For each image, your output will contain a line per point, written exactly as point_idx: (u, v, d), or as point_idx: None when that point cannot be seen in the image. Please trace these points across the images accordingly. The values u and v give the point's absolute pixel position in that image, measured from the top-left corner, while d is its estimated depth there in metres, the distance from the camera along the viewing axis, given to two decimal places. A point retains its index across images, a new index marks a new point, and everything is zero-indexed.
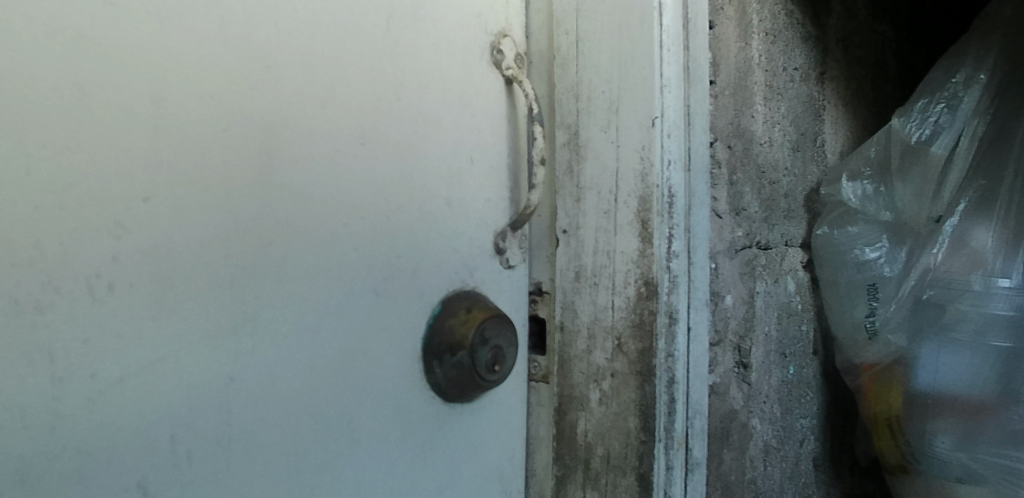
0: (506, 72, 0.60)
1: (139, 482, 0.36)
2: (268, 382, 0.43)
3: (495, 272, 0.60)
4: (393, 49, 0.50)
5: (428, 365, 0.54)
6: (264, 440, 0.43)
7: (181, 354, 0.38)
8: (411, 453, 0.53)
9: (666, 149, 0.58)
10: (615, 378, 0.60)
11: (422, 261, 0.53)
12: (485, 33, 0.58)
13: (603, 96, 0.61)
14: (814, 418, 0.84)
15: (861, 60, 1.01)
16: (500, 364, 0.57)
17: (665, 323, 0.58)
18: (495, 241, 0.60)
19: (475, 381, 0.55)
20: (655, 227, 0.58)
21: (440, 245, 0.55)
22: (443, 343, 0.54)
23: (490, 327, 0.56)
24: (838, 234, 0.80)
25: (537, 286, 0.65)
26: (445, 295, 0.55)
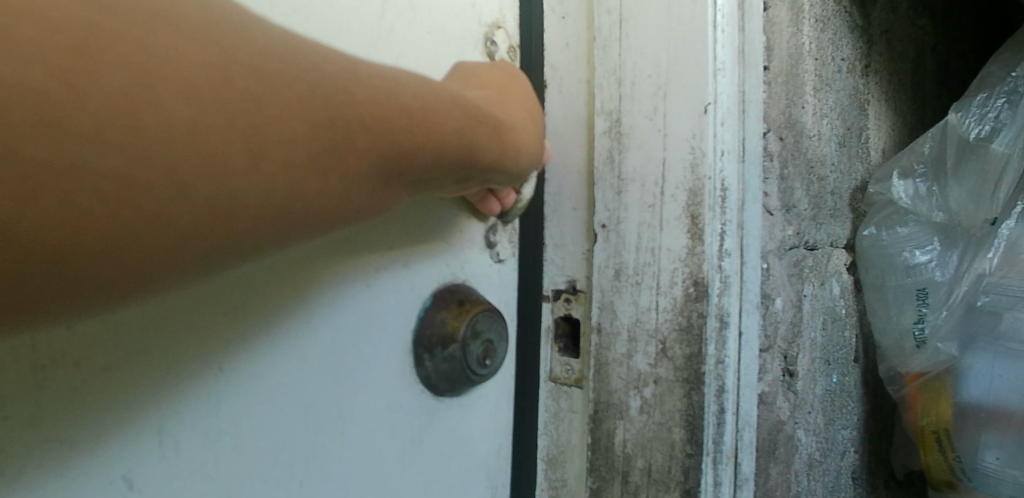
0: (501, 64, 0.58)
1: (123, 475, 0.35)
2: (261, 376, 0.41)
3: (484, 264, 0.58)
4: (388, 36, 0.48)
5: (418, 358, 0.52)
6: (258, 430, 0.41)
7: (173, 348, 0.37)
8: (397, 450, 0.50)
9: (719, 137, 0.54)
10: (658, 385, 0.55)
11: (421, 259, 0.52)
12: (481, 22, 0.56)
13: (649, 81, 0.56)
14: (855, 430, 0.80)
15: (903, 54, 0.96)
16: (491, 359, 0.56)
17: (715, 328, 0.54)
18: (484, 234, 0.58)
19: (465, 375, 0.54)
20: (706, 223, 0.53)
21: (443, 244, 0.54)
22: (434, 336, 0.52)
23: (482, 320, 0.55)
24: (887, 234, 0.75)
25: (571, 284, 0.62)
26: (436, 288, 0.53)
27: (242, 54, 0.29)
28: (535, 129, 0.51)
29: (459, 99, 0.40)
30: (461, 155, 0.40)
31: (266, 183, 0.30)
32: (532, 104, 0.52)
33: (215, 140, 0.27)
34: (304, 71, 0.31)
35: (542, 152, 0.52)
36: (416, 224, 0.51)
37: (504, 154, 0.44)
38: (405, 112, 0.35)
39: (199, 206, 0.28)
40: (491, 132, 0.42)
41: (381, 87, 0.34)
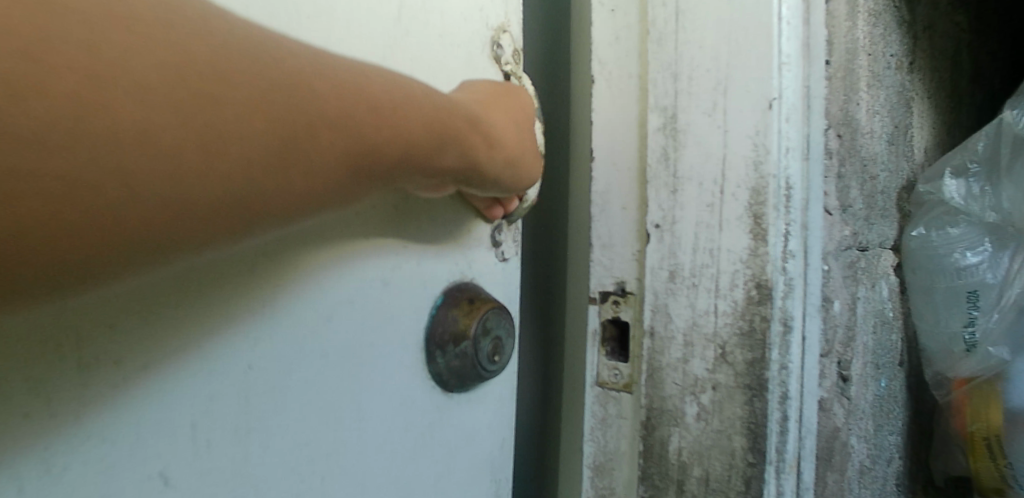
0: (506, 67, 0.57)
1: (160, 472, 0.35)
2: (285, 372, 0.41)
3: (489, 263, 0.57)
4: (402, 41, 0.48)
5: (430, 354, 0.51)
6: (285, 427, 0.41)
7: (201, 345, 0.36)
8: (410, 444, 0.50)
9: (784, 134, 0.52)
10: (717, 391, 0.53)
11: (423, 252, 0.50)
12: (486, 27, 0.56)
13: (707, 75, 0.54)
14: (900, 436, 0.78)
15: (943, 51, 0.94)
16: (498, 355, 0.55)
17: (779, 332, 0.52)
18: (492, 233, 0.57)
19: (475, 371, 0.53)
20: (770, 223, 0.51)
21: (446, 238, 0.53)
22: (446, 333, 0.51)
23: (493, 317, 0.54)
24: (937, 235, 0.73)
25: (620, 286, 0.60)
26: (446, 285, 0.53)
27: (232, 48, 0.29)
28: (515, 133, 0.50)
29: (427, 93, 0.40)
30: (440, 155, 0.41)
31: (249, 181, 0.29)
32: (512, 108, 0.52)
33: (200, 141, 0.27)
34: (273, 61, 0.30)
35: (524, 156, 0.51)
36: (422, 214, 0.50)
37: (473, 155, 0.44)
38: (371, 105, 0.34)
39: (199, 204, 0.28)
40: (458, 130, 0.42)
41: (347, 79, 0.34)
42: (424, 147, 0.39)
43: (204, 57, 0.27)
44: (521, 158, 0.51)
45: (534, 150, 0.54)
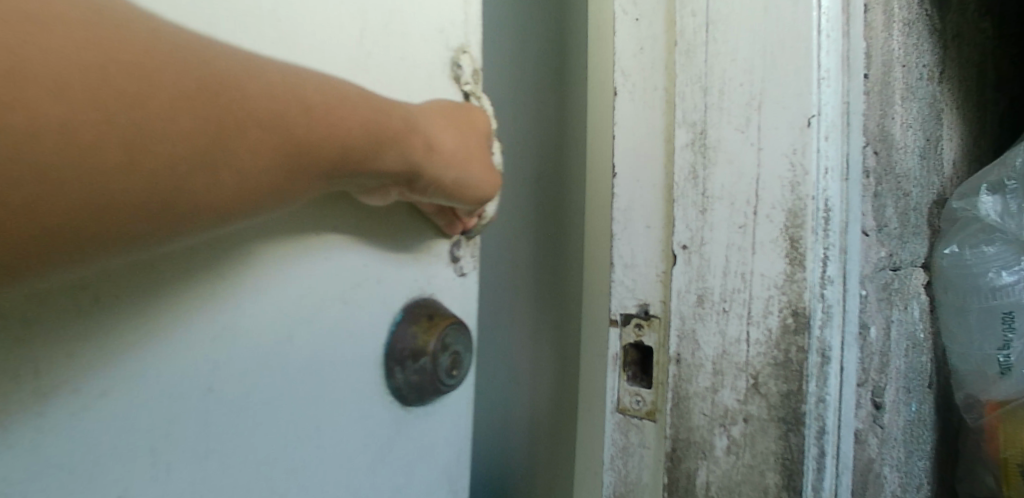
0: (466, 86, 0.56)
1: (118, 496, 0.36)
2: (246, 392, 0.41)
3: (448, 280, 0.56)
4: (365, 63, 0.47)
5: (389, 370, 0.50)
6: (247, 447, 0.42)
7: (158, 366, 0.37)
8: (366, 464, 0.49)
9: (823, 153, 0.49)
10: (748, 424, 0.51)
11: (376, 255, 0.49)
12: (446, 49, 0.54)
13: (740, 89, 0.51)
14: (928, 460, 0.75)
15: (971, 59, 0.91)
16: (459, 370, 0.54)
17: (816, 363, 0.49)
18: (450, 249, 0.56)
19: (435, 387, 0.52)
20: (808, 247, 0.48)
21: (402, 243, 0.51)
22: (405, 348, 0.51)
23: (453, 332, 0.53)
24: (970, 254, 0.70)
25: (642, 308, 0.57)
26: (406, 303, 0.52)
27: (163, 51, 0.30)
28: (463, 140, 0.49)
29: (363, 94, 0.40)
30: (385, 154, 0.41)
31: (181, 185, 0.30)
32: (463, 116, 0.51)
33: (127, 145, 0.28)
34: (202, 63, 0.31)
35: (476, 163, 0.50)
36: (374, 222, 0.49)
37: (413, 158, 0.44)
38: (301, 103, 0.35)
39: (131, 206, 0.29)
40: (398, 132, 0.42)
41: (275, 78, 0.34)
42: (360, 146, 0.39)
43: (126, 60, 0.28)
44: (471, 169, 0.50)
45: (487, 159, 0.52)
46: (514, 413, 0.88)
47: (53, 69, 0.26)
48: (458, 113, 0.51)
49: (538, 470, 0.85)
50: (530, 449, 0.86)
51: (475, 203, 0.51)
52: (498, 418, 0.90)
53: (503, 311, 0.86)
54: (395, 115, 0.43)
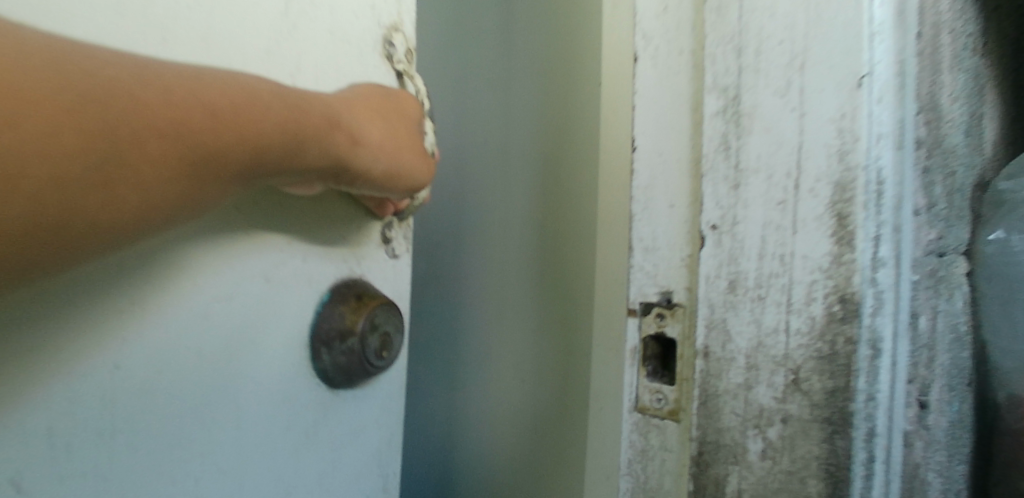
0: (397, 66, 0.60)
1: (12, 478, 0.38)
2: (156, 375, 0.44)
3: (380, 260, 0.59)
4: (290, 33, 0.50)
5: (315, 351, 0.53)
6: (156, 427, 0.44)
7: (61, 356, 0.39)
8: (290, 444, 0.52)
9: (876, 117, 0.43)
10: (787, 425, 0.45)
11: (298, 240, 0.52)
12: (378, 25, 0.58)
13: (778, 49, 0.45)
14: (968, 465, 0.69)
15: (1011, 34, 0.85)
16: (388, 351, 0.56)
17: (866, 357, 0.43)
18: (382, 231, 0.60)
19: (362, 368, 0.54)
20: (858, 225, 0.43)
21: (328, 230, 0.54)
22: (332, 329, 0.53)
23: (381, 313, 0.55)
24: (1018, 240, 0.64)
25: (665, 296, 0.51)
26: (334, 282, 0.55)
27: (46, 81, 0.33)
28: (390, 133, 0.51)
29: (271, 95, 0.42)
30: (299, 155, 0.43)
31: (72, 200, 0.34)
32: (392, 109, 0.53)
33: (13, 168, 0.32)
34: (85, 85, 0.34)
35: (403, 153, 0.52)
36: (315, 205, 0.53)
37: (337, 154, 0.46)
38: (208, 111, 0.38)
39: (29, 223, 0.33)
40: (321, 131, 0.44)
41: (179, 87, 0.37)
42: (275, 146, 0.41)
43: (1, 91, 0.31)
44: (400, 160, 0.52)
45: (416, 150, 0.54)
46: (509, 380, 0.90)
47: (3, 109, 0.31)
48: (386, 105, 0.52)
49: (535, 437, 0.87)
50: (523, 416, 0.88)
51: (405, 193, 0.54)
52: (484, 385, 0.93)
53: (484, 282, 0.91)
54: (311, 112, 0.44)
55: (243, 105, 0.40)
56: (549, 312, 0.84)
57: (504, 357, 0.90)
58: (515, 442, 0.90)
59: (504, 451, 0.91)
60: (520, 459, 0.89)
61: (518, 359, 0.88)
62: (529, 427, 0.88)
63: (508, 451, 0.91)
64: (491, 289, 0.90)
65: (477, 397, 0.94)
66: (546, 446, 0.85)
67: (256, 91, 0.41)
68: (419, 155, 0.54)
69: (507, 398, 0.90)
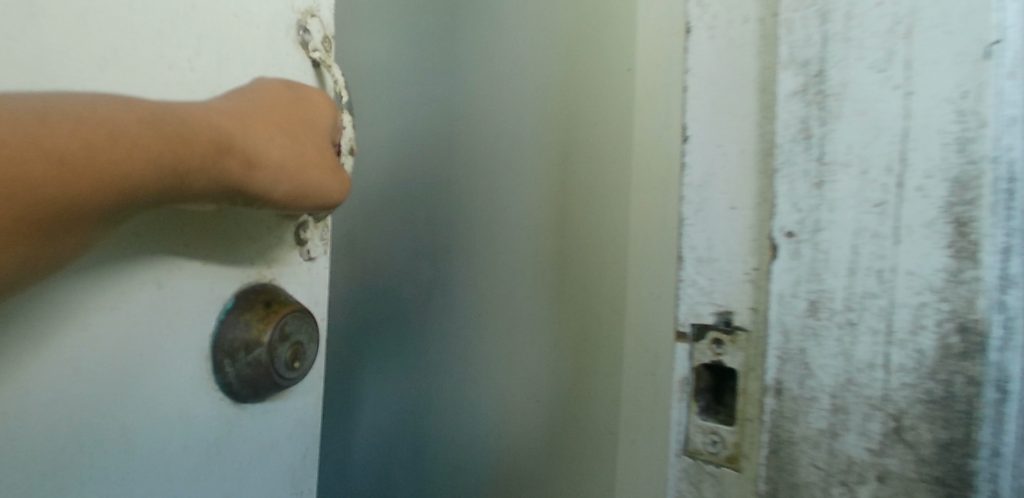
0: (313, 53, 0.53)
1: None
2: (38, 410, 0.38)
3: (293, 263, 0.53)
4: (190, 14, 0.44)
5: (218, 363, 0.47)
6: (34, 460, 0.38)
7: None
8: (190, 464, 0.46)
9: (1007, 94, 0.33)
10: (885, 485, 0.36)
11: (199, 252, 0.46)
12: (290, 9, 0.51)
13: (877, 10, 0.36)
14: None
15: None
16: (301, 361, 0.50)
17: (994, 403, 0.34)
18: (296, 230, 0.53)
19: (271, 381, 0.48)
20: (984, 233, 0.33)
21: (234, 239, 0.48)
22: (236, 340, 0.47)
23: (293, 321, 0.49)
24: None
25: (724, 318, 0.42)
26: (239, 288, 0.49)
27: None
28: (297, 146, 0.45)
29: (144, 118, 0.36)
30: (184, 186, 0.38)
31: None
32: (296, 116, 0.46)
33: None
34: None
35: (311, 170, 0.46)
36: (214, 217, 0.47)
37: (226, 180, 0.40)
38: (54, 155, 0.33)
39: None
40: (203, 157, 0.39)
41: (19, 134, 0.32)
42: (144, 185, 0.36)
43: None
44: (307, 178, 0.45)
45: (330, 164, 0.48)
46: (507, 367, 0.78)
47: None
48: (295, 108, 0.46)
49: (550, 423, 0.76)
50: (528, 405, 0.77)
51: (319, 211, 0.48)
52: (473, 381, 0.80)
53: (472, 256, 0.79)
54: (200, 134, 0.39)
55: (108, 138, 0.35)
56: (556, 277, 0.74)
57: (500, 344, 0.78)
58: (520, 437, 0.78)
59: (504, 451, 0.79)
60: (534, 455, 0.78)
61: (518, 342, 0.77)
62: (538, 416, 0.77)
63: (515, 453, 0.79)
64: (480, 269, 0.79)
65: (465, 398, 0.81)
66: (561, 429, 0.75)
67: (126, 116, 0.36)
68: (336, 169, 0.49)
69: (508, 390, 0.78)
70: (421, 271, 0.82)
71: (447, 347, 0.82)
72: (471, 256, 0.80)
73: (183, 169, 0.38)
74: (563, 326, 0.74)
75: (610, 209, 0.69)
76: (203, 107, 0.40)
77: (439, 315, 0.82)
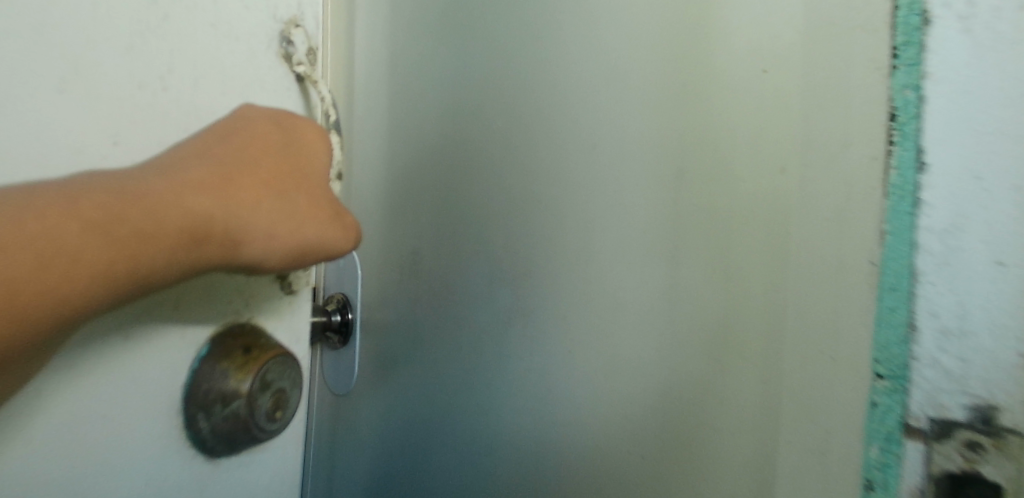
0: (297, 68, 0.58)
1: None
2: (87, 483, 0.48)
3: (278, 301, 0.59)
4: (154, 31, 0.49)
5: (191, 416, 0.53)
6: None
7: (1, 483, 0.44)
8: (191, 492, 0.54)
9: None
10: None
11: (177, 314, 0.52)
12: (273, 19, 0.57)
13: None
14: None
15: None
16: (282, 409, 0.56)
17: None
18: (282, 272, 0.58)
19: (249, 434, 0.54)
20: None
21: (207, 300, 0.53)
22: (212, 391, 0.53)
23: (274, 368, 0.55)
24: None
25: (978, 415, 0.38)
26: (215, 335, 0.54)
27: None
28: (286, 210, 0.50)
29: (116, 213, 0.41)
30: (180, 270, 0.44)
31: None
32: (285, 171, 0.51)
33: None
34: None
35: (306, 226, 0.51)
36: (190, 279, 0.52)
37: (208, 260, 0.46)
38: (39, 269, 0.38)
39: None
40: (173, 246, 0.43)
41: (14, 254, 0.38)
42: (105, 286, 0.41)
43: None
44: (304, 235, 0.51)
45: (325, 218, 0.53)
46: (651, 314, 0.61)
47: None
48: (285, 176, 0.51)
49: (678, 397, 0.58)
50: (663, 364, 0.59)
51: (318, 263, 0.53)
52: (596, 330, 0.65)
53: (585, 189, 0.65)
54: (195, 222, 0.44)
55: (97, 238, 0.40)
56: (698, 189, 0.57)
57: (638, 278, 0.62)
58: (636, 410, 0.61)
59: (610, 436, 0.63)
60: (648, 439, 0.60)
61: (659, 274, 0.60)
62: (664, 383, 0.59)
63: (634, 435, 0.61)
64: (622, 185, 0.63)
65: (580, 358, 0.66)
66: (669, 445, 0.59)
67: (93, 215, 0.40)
68: (330, 224, 0.53)
69: (641, 345, 0.61)
70: (537, 204, 0.69)
71: (568, 288, 0.67)
72: (603, 164, 0.64)
73: (173, 255, 0.43)
74: (708, 258, 0.56)
75: (794, 112, 0.51)
76: (200, 187, 0.45)
77: (552, 260, 0.68)
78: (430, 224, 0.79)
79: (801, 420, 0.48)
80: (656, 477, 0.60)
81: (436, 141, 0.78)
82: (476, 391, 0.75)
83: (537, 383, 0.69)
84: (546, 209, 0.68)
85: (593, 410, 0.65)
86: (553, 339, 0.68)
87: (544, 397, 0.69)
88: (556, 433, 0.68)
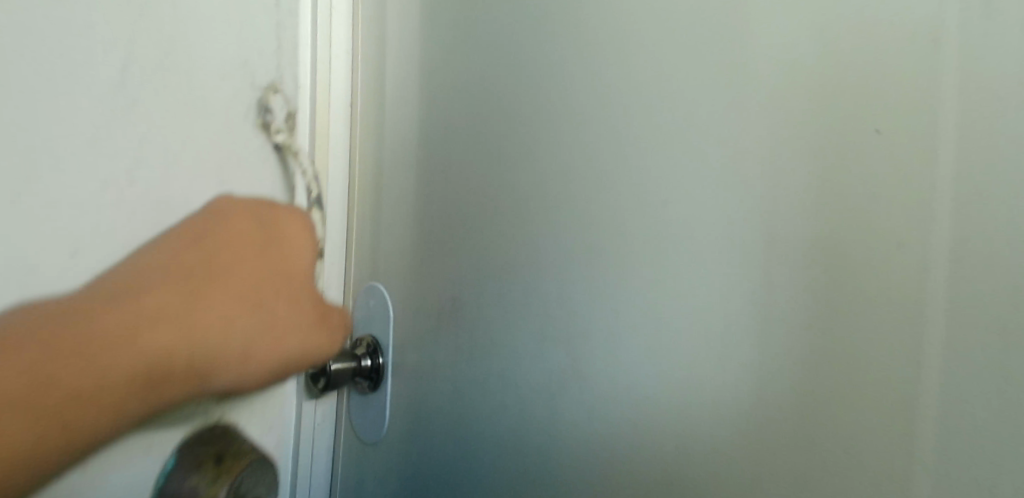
0: (276, 134, 0.73)
1: None
2: None
3: (255, 418, 0.75)
4: (154, 98, 0.65)
5: None
6: None
7: None
8: None
9: None
10: None
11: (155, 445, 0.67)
12: (252, 84, 0.72)
13: None
14: None
15: None
16: None
17: None
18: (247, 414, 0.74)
19: None
20: None
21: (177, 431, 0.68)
22: (184, 488, 0.65)
23: (249, 479, 0.66)
24: None
25: None
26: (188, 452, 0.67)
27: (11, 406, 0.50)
28: (258, 325, 0.66)
29: (122, 341, 0.56)
30: (163, 400, 0.60)
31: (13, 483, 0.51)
32: (265, 281, 0.68)
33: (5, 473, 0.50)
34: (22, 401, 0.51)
35: (289, 339, 0.69)
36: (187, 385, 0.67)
37: (190, 388, 0.62)
38: (75, 396, 0.53)
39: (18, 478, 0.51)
40: (173, 381, 0.60)
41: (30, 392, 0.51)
42: (108, 411, 0.55)
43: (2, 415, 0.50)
44: (286, 348, 0.68)
45: (303, 329, 0.70)
46: (765, 282, 0.49)
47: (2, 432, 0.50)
48: (262, 279, 0.68)
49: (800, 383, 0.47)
50: (769, 341, 0.48)
51: (311, 364, 0.72)
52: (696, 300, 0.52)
53: (671, 172, 0.54)
54: (177, 357, 0.60)
55: (98, 380, 0.55)
56: (852, 170, 0.45)
57: (746, 239, 0.50)
58: (738, 394, 0.50)
59: (701, 426, 0.52)
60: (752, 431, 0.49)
61: (775, 237, 0.48)
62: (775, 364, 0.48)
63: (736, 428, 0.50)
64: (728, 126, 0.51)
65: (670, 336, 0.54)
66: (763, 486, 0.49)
67: (111, 350, 0.56)
68: (309, 338, 0.71)
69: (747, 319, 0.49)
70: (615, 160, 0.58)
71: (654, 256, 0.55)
72: (709, 114, 0.52)
73: (175, 372, 0.60)
74: (840, 214, 0.45)
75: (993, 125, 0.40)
76: (166, 319, 0.60)
77: (632, 227, 0.56)
78: (463, 236, 0.73)
79: (934, 450, 0.42)
80: (764, 474, 0.49)
81: (462, 154, 0.72)
82: (530, 436, 0.66)
83: (608, 374, 0.59)
84: (629, 165, 0.57)
85: (680, 393, 0.53)
86: (628, 315, 0.57)
87: (616, 384, 0.58)
88: (632, 424, 0.57)
